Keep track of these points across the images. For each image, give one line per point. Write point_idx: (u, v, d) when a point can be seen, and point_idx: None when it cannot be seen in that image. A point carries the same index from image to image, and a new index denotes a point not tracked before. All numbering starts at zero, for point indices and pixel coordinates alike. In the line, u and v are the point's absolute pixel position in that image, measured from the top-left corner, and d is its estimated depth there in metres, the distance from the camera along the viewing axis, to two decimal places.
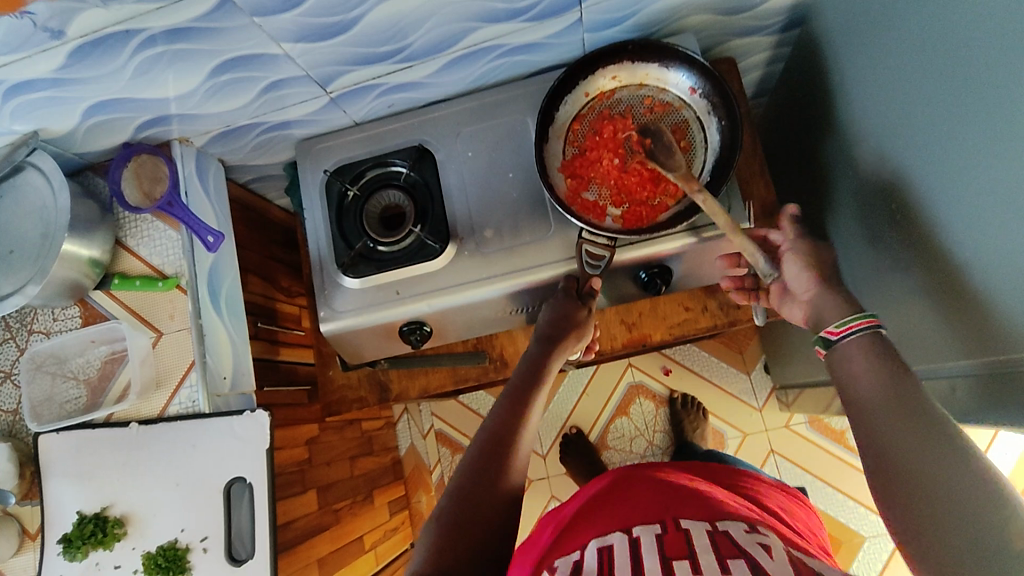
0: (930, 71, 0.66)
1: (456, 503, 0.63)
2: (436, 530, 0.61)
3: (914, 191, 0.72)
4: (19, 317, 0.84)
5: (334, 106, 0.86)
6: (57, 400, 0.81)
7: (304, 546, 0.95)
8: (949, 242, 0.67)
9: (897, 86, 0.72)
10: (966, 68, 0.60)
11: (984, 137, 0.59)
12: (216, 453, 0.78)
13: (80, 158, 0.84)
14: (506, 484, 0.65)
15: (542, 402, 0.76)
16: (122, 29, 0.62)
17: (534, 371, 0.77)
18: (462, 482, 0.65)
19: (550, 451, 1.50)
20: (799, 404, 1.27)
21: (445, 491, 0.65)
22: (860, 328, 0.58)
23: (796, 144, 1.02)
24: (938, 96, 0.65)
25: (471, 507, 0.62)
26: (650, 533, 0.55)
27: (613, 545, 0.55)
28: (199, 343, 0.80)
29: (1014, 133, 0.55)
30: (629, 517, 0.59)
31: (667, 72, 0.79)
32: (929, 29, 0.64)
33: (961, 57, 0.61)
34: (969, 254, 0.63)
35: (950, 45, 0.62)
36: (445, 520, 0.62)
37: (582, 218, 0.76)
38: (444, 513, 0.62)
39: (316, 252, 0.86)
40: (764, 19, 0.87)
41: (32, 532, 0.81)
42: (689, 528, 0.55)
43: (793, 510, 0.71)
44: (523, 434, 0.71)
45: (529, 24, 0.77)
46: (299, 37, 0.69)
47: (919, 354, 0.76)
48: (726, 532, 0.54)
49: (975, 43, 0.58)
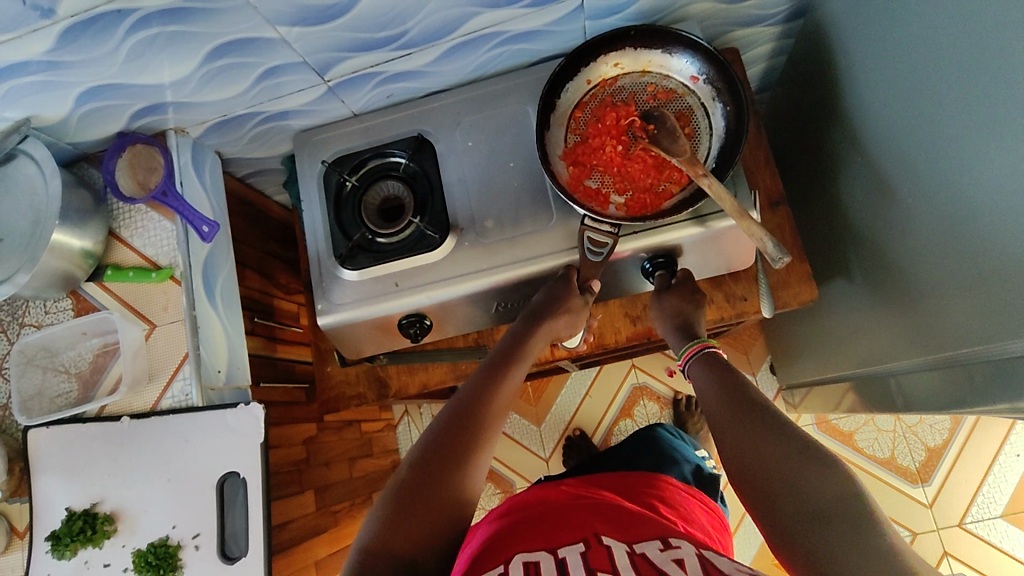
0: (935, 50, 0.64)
1: (419, 474, 0.61)
2: (396, 495, 0.59)
3: (921, 175, 0.70)
4: (11, 310, 0.83)
5: (332, 96, 0.84)
6: (47, 394, 0.79)
7: (300, 548, 0.92)
8: (959, 225, 0.65)
9: (902, 69, 0.70)
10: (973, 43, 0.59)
11: (989, 114, 0.58)
12: (209, 447, 0.76)
13: (74, 148, 0.83)
14: (473, 462, 0.63)
15: (518, 379, 0.74)
16: (114, 8, 0.61)
17: (513, 348, 0.76)
18: (424, 454, 0.63)
19: (552, 454, 1.47)
20: (808, 403, 1.26)
21: (405, 463, 0.62)
22: (697, 350, 0.74)
23: (801, 137, 1.01)
24: (941, 76, 0.64)
25: (436, 477, 0.60)
26: (574, 551, 0.54)
27: (539, 562, 0.53)
28: (193, 335, 0.78)
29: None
30: (553, 532, 0.58)
31: (669, 58, 0.78)
32: (933, 7, 0.63)
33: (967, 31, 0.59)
34: (984, 235, 0.62)
35: (953, 22, 0.60)
36: (401, 492, 0.59)
37: (585, 205, 0.74)
38: (408, 480, 0.60)
39: (314, 243, 0.84)
40: (767, 8, 0.86)
41: (21, 530, 0.79)
42: (611, 545, 0.54)
43: (695, 515, 0.73)
44: (498, 411, 0.69)
45: (529, 10, 0.76)
46: (296, 20, 0.68)
47: (932, 343, 0.74)
48: (644, 554, 0.53)
49: (980, 17, 0.57)
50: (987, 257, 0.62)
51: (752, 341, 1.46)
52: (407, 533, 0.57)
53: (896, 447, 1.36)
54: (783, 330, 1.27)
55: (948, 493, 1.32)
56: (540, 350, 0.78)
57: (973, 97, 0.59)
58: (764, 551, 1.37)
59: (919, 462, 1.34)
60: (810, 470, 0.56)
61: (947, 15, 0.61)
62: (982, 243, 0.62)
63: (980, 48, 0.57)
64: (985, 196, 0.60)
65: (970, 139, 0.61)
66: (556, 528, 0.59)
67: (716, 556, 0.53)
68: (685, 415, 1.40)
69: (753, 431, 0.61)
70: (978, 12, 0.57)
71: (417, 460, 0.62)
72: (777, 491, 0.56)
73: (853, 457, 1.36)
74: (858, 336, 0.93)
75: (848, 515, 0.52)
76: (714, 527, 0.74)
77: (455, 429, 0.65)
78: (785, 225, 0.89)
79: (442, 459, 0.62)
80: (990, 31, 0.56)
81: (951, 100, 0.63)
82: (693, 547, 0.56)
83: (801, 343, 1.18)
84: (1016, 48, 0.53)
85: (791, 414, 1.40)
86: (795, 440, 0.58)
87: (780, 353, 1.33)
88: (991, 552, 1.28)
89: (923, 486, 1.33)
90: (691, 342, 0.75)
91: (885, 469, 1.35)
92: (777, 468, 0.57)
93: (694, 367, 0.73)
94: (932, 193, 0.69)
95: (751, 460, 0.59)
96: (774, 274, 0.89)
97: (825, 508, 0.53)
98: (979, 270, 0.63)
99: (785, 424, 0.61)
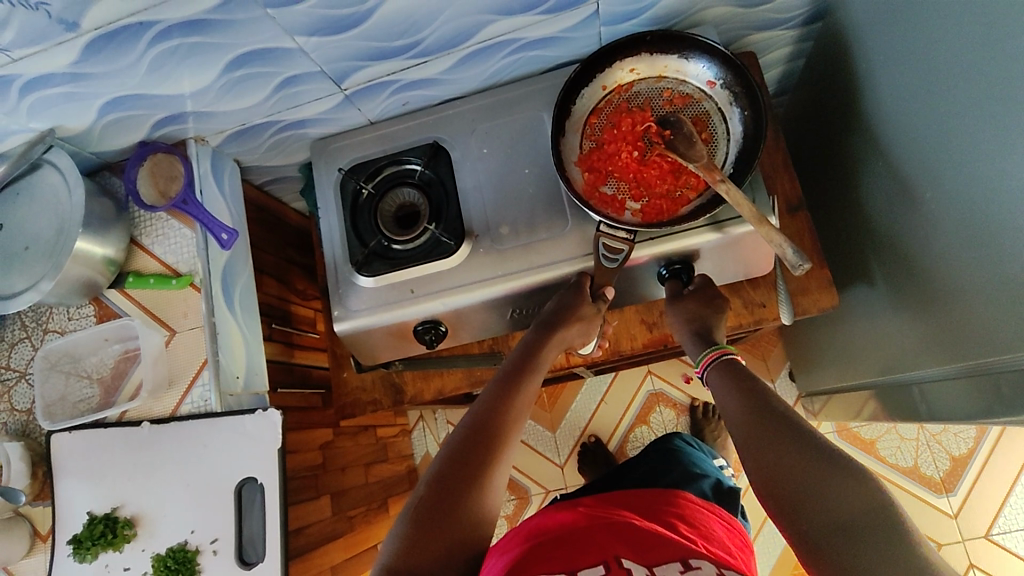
0: (956, 53, 0.63)
1: (438, 488, 0.61)
2: (415, 511, 0.60)
3: (945, 180, 0.69)
4: (35, 316, 0.84)
5: (349, 104, 0.85)
6: (70, 399, 0.80)
7: (317, 554, 0.92)
8: (985, 230, 0.64)
9: (922, 71, 0.69)
10: (996, 47, 0.57)
11: (1011, 117, 0.56)
12: (227, 454, 0.76)
13: (96, 157, 0.84)
14: (489, 474, 0.63)
15: (534, 387, 0.73)
16: (136, 20, 0.62)
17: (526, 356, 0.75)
18: (441, 467, 0.63)
19: (567, 461, 1.46)
20: (828, 411, 1.24)
21: (423, 477, 0.63)
22: (713, 357, 0.73)
23: (821, 140, 1.00)
24: (964, 79, 0.62)
25: (453, 491, 0.60)
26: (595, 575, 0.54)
27: None
28: (212, 342, 0.79)
29: None
30: (573, 553, 0.58)
31: (686, 63, 0.78)
32: (956, 10, 0.62)
33: (991, 33, 0.58)
34: (1009, 241, 0.60)
35: (975, 24, 0.59)
36: (420, 506, 0.60)
37: (601, 212, 0.74)
38: (426, 496, 0.60)
39: (330, 251, 0.85)
40: (785, 12, 0.85)
41: (43, 534, 0.81)
42: (631, 569, 0.54)
43: (716, 530, 0.72)
44: (514, 419, 0.68)
45: (544, 17, 0.76)
46: (313, 30, 0.69)
47: (957, 353, 0.72)
48: None
49: (1005, 18, 0.56)
50: (1014, 264, 0.60)
51: (770, 347, 1.44)
52: (427, 549, 0.57)
53: (919, 455, 1.33)
54: (801, 337, 1.26)
55: (973, 504, 1.29)
56: (554, 357, 0.77)
57: (997, 101, 0.58)
58: (783, 560, 1.35)
59: (944, 471, 1.31)
60: (838, 482, 0.55)
61: (970, 16, 0.60)
62: (1008, 250, 0.61)
63: (1003, 51, 0.56)
64: (1010, 201, 0.59)
65: (995, 143, 0.60)
66: (576, 547, 0.59)
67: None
68: (702, 422, 1.39)
69: (776, 442, 0.60)
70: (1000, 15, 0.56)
71: (434, 475, 0.62)
72: (804, 506, 0.55)
73: (875, 465, 1.34)
74: (879, 344, 0.92)
75: (880, 528, 0.51)
76: (733, 544, 0.73)
77: (470, 441, 0.65)
78: (804, 230, 0.88)
79: (458, 473, 0.62)
80: (1014, 32, 0.55)
81: (974, 104, 0.62)
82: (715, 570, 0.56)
83: (820, 351, 1.16)
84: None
85: (811, 421, 1.38)
86: (821, 451, 0.57)
87: (799, 360, 1.31)
88: (1019, 564, 1.25)
89: (948, 496, 1.30)
90: (712, 348, 0.74)
91: (909, 478, 1.32)
92: (803, 483, 0.56)
93: (714, 375, 0.72)
94: (956, 198, 0.67)
95: (775, 474, 0.58)
96: (794, 280, 0.87)
97: (855, 521, 0.52)
98: (1006, 276, 0.62)
99: (810, 436, 0.59)
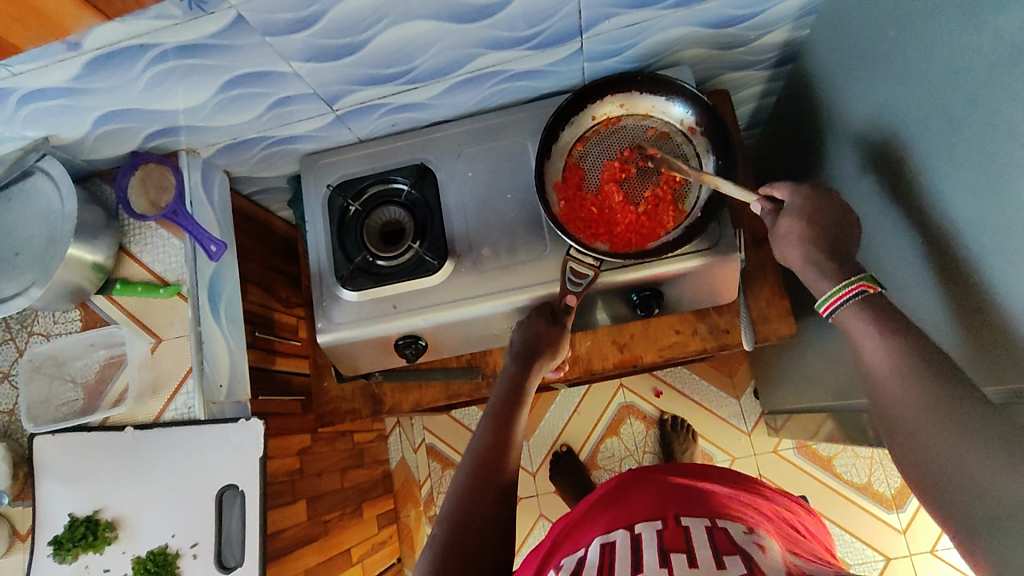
0: (896, 111, 0.68)
1: (457, 528, 0.61)
2: (438, 553, 0.60)
3: (885, 228, 0.75)
4: (20, 319, 0.86)
5: (340, 123, 0.88)
6: (53, 402, 0.82)
7: (293, 557, 0.95)
8: (915, 277, 0.70)
9: (869, 124, 0.75)
10: (928, 109, 0.63)
11: (941, 177, 0.62)
12: (206, 462, 0.79)
13: (88, 165, 0.86)
14: (497, 505, 0.64)
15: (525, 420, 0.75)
16: (137, 43, 0.64)
17: (515, 390, 0.76)
18: (455, 508, 0.63)
19: (539, 469, 1.51)
20: (788, 429, 1.30)
21: (438, 519, 0.63)
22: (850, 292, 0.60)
23: (785, 174, 1.05)
24: (901, 139, 0.68)
25: (472, 531, 0.61)
26: (652, 530, 0.61)
27: (616, 541, 0.61)
28: (197, 351, 0.81)
29: (967, 175, 0.58)
30: (638, 514, 0.65)
31: (671, 105, 0.82)
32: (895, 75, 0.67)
33: (924, 99, 0.63)
34: (940, 291, 0.66)
35: (910, 91, 0.65)
36: (439, 546, 0.60)
37: (574, 236, 0.78)
38: (448, 540, 0.60)
39: (316, 263, 0.88)
40: (759, 54, 0.90)
41: (23, 533, 0.82)
42: (690, 525, 0.60)
43: (801, 513, 0.74)
44: (511, 450, 0.70)
45: (531, 52, 0.80)
46: (309, 56, 0.72)
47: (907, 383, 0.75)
48: (725, 530, 0.59)
49: (935, 86, 0.61)
50: (942, 314, 0.66)
51: (736, 365, 1.50)
52: None
53: (873, 473, 1.40)
54: (766, 358, 1.31)
55: (921, 521, 1.36)
56: (536, 390, 0.79)
57: (925, 160, 0.64)
58: None
59: (894, 489, 1.38)
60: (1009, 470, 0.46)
61: (905, 83, 0.65)
62: (934, 296, 0.67)
63: (933, 116, 0.62)
64: (936, 253, 0.65)
65: (924, 200, 0.65)
66: (639, 511, 0.66)
67: (802, 562, 0.56)
68: (671, 434, 1.44)
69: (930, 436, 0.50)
70: (928, 86, 0.62)
71: (453, 516, 0.62)
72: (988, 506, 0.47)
73: (831, 481, 1.41)
74: (826, 370, 0.97)
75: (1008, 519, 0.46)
76: (820, 537, 0.72)
77: (480, 480, 0.65)
78: (767, 263, 0.94)
79: (475, 513, 0.63)
80: (942, 101, 0.60)
81: (908, 162, 0.67)
82: (780, 543, 0.60)
83: (782, 371, 1.22)
84: (965, 121, 0.58)
85: (772, 437, 1.44)
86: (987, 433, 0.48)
87: (763, 379, 1.37)
88: None
89: (898, 512, 1.37)
90: (850, 281, 0.60)
91: (861, 494, 1.39)
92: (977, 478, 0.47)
93: (851, 315, 0.60)
94: (892, 246, 0.73)
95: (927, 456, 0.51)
96: (757, 308, 0.93)
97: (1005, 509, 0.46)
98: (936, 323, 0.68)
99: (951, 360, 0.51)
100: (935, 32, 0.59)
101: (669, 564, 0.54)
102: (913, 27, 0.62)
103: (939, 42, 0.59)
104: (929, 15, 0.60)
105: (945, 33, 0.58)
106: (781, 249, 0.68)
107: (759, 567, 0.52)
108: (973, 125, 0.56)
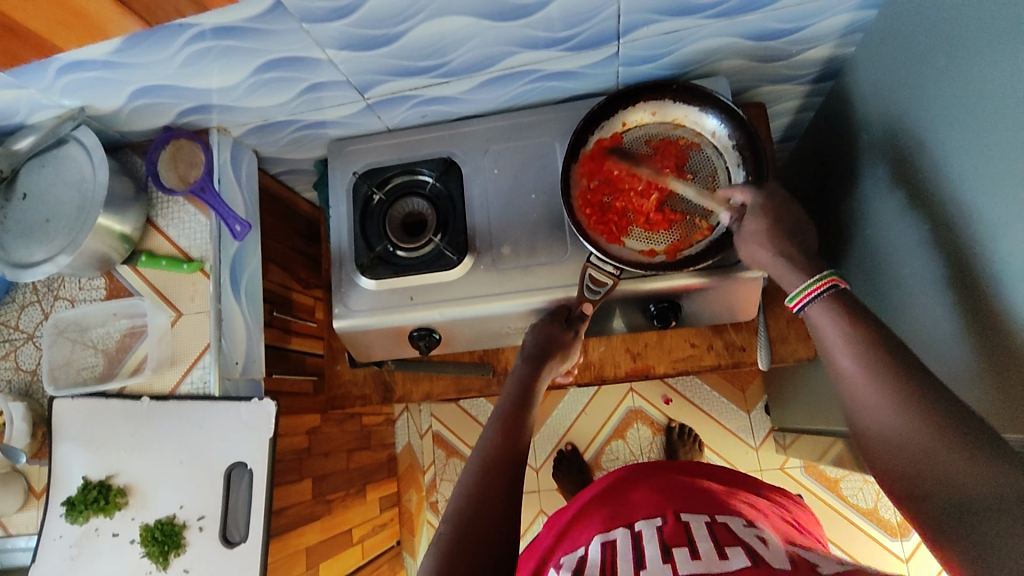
0: (936, 141, 0.67)
1: (463, 526, 0.60)
2: (445, 549, 0.58)
3: (912, 258, 0.73)
4: (47, 283, 0.88)
5: (369, 112, 0.88)
6: (74, 365, 0.84)
7: (295, 533, 0.96)
8: (939, 311, 0.68)
9: (904, 150, 0.73)
10: (968, 143, 0.61)
11: (978, 212, 0.60)
12: (220, 434, 0.80)
13: (121, 136, 0.87)
14: (502, 500, 0.63)
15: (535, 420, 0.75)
16: (176, 22, 0.65)
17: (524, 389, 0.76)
18: (462, 504, 0.62)
19: (543, 465, 1.51)
20: (796, 447, 1.28)
21: (444, 516, 0.62)
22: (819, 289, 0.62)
23: (815, 192, 1.03)
24: (938, 171, 0.66)
25: (480, 528, 0.60)
26: (651, 527, 0.61)
27: (617, 539, 0.61)
28: (216, 327, 0.83)
29: (1004, 214, 0.57)
30: (636, 513, 0.65)
31: (704, 116, 0.81)
32: (937, 102, 0.65)
33: (964, 133, 0.61)
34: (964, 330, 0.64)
35: (951, 120, 0.63)
36: (444, 543, 0.59)
37: (595, 243, 0.78)
38: (450, 535, 0.60)
39: (337, 249, 0.89)
40: (799, 69, 0.88)
41: (38, 491, 0.85)
42: (690, 520, 0.60)
43: (806, 518, 0.73)
44: (518, 450, 0.69)
45: (566, 53, 0.79)
46: (344, 45, 0.72)
47: None
48: (725, 524, 0.59)
49: (980, 120, 0.59)
50: (966, 352, 0.64)
51: (750, 378, 1.48)
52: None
53: (880, 500, 1.38)
54: (779, 375, 1.30)
55: (925, 551, 1.34)
56: (545, 390, 0.80)
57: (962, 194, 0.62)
58: None
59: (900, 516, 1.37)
60: (977, 457, 0.47)
61: (947, 113, 0.64)
62: (960, 335, 0.65)
63: (973, 150, 0.60)
64: (966, 291, 0.63)
65: (957, 234, 0.64)
66: (637, 509, 0.66)
67: (800, 550, 0.56)
68: (677, 443, 1.44)
69: (908, 428, 0.51)
70: (971, 119, 0.60)
71: (460, 512, 0.62)
72: (973, 508, 0.45)
73: (837, 504, 1.40)
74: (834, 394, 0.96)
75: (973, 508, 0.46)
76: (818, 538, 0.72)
77: (486, 477, 0.65)
78: None
79: (484, 509, 0.62)
80: (986, 135, 0.58)
81: (945, 194, 0.65)
82: (779, 533, 0.60)
83: (793, 390, 1.21)
84: (1006, 159, 0.56)
85: (780, 454, 1.43)
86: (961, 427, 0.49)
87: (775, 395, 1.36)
88: None
89: (902, 540, 1.36)
90: (819, 276, 0.62)
91: (866, 520, 1.38)
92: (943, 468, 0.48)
93: (821, 308, 0.61)
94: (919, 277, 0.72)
95: (908, 473, 0.50)
96: (776, 327, 0.93)
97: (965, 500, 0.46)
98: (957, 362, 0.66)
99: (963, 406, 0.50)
100: (982, 65, 0.57)
101: (672, 558, 0.54)
102: (960, 58, 0.60)
103: (986, 74, 0.57)
104: (977, 46, 0.58)
105: (992, 66, 0.56)
106: (748, 248, 0.71)
107: (766, 561, 0.51)
108: (1014, 164, 0.55)
